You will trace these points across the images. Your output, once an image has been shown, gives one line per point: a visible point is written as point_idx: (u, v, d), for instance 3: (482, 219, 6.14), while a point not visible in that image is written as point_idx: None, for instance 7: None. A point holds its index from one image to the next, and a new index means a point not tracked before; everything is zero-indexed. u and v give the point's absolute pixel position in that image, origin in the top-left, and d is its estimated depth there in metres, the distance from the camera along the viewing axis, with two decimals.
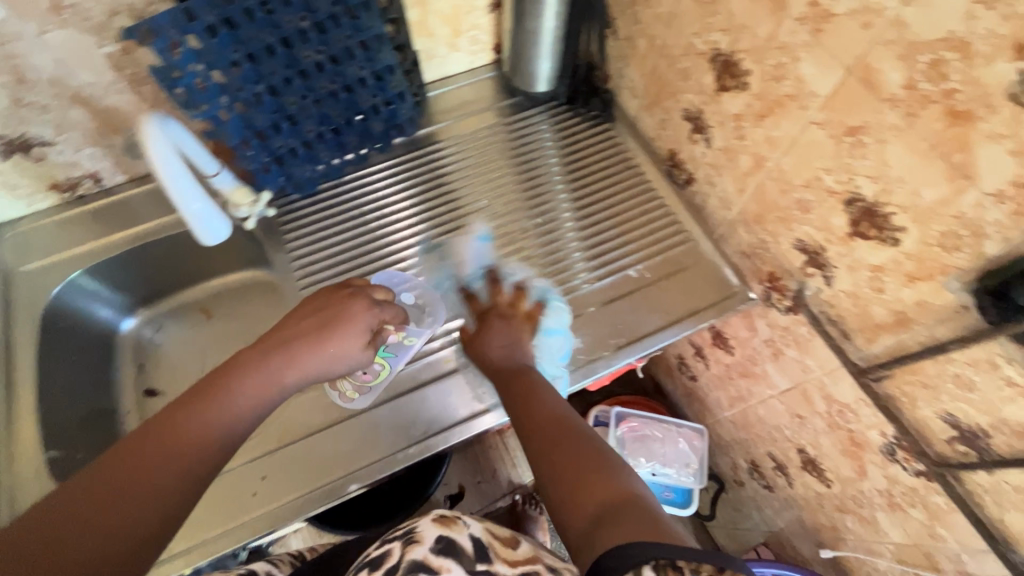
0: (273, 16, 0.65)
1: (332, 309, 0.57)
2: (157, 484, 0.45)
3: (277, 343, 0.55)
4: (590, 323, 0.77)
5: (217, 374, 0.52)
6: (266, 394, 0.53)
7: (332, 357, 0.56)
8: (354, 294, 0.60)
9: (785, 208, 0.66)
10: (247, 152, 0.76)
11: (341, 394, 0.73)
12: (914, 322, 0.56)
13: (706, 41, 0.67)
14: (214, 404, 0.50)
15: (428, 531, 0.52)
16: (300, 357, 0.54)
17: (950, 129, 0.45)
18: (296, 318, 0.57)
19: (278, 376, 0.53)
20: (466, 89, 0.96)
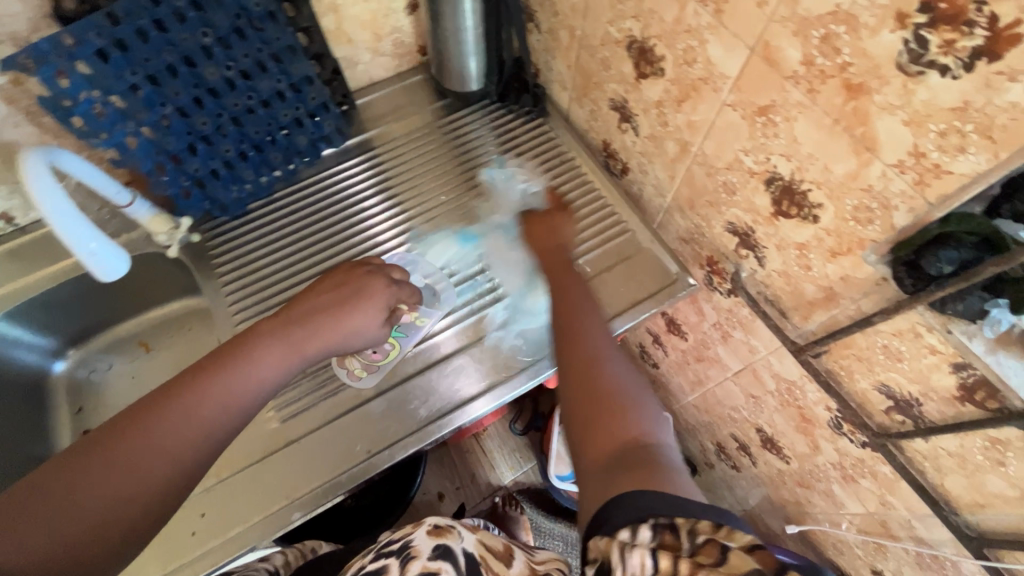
0: (168, 34, 0.62)
1: (354, 284, 0.58)
2: (173, 446, 0.44)
3: (299, 316, 0.55)
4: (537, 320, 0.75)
5: (237, 341, 0.51)
6: (286, 365, 0.52)
7: (350, 333, 0.56)
8: (375, 272, 0.61)
9: (713, 191, 0.66)
10: (163, 178, 0.73)
11: (349, 372, 0.71)
12: (841, 297, 0.56)
13: (620, 29, 0.66)
14: (237, 368, 0.49)
15: (424, 544, 0.60)
16: (321, 330, 0.55)
17: (848, 103, 0.45)
18: (318, 291, 0.57)
19: (297, 347, 0.53)
20: (397, 93, 0.94)
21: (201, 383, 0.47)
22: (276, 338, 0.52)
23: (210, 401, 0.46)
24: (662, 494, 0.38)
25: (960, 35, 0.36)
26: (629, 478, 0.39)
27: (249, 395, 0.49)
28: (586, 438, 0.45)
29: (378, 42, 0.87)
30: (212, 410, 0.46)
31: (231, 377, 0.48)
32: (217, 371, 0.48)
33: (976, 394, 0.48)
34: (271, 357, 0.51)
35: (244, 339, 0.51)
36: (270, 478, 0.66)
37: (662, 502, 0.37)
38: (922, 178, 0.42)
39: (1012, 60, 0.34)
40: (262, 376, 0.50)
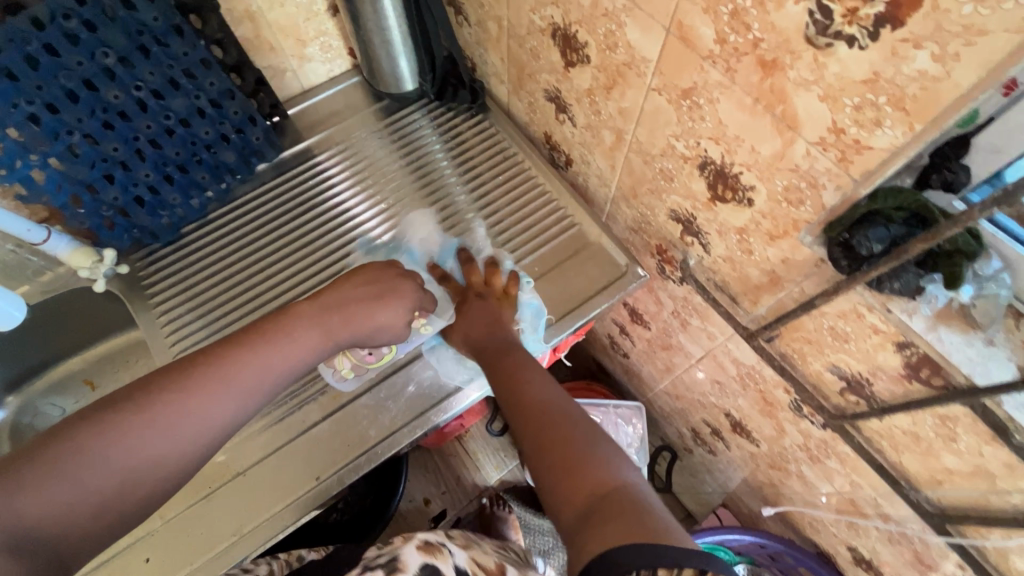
0: (60, 59, 0.58)
1: (387, 281, 0.57)
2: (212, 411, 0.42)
3: (336, 302, 0.53)
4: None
5: (276, 319, 0.49)
6: (314, 353, 0.50)
7: (376, 328, 0.55)
8: (406, 275, 0.59)
9: (652, 179, 0.63)
10: (79, 210, 0.70)
11: (335, 372, 0.68)
12: (785, 280, 0.54)
13: (543, 17, 0.63)
14: (274, 344, 0.47)
15: (413, 557, 0.56)
16: (355, 317, 0.53)
17: (765, 81, 0.42)
18: (352, 283, 0.55)
19: (331, 336, 0.51)
20: (333, 99, 0.90)
21: (234, 360, 0.45)
22: (315, 322, 0.50)
23: (251, 372, 0.45)
24: (651, 543, 0.34)
25: (861, 2, 0.33)
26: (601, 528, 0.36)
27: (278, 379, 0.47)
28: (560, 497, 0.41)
29: (303, 47, 0.84)
30: (252, 382, 0.45)
31: (264, 358, 0.46)
32: (255, 347, 0.46)
33: (921, 371, 0.47)
34: (306, 342, 0.49)
35: (283, 317, 0.50)
36: (216, 514, 0.63)
37: (650, 552, 0.33)
38: (845, 155, 0.40)
39: (914, 25, 0.32)
40: (294, 360, 0.48)
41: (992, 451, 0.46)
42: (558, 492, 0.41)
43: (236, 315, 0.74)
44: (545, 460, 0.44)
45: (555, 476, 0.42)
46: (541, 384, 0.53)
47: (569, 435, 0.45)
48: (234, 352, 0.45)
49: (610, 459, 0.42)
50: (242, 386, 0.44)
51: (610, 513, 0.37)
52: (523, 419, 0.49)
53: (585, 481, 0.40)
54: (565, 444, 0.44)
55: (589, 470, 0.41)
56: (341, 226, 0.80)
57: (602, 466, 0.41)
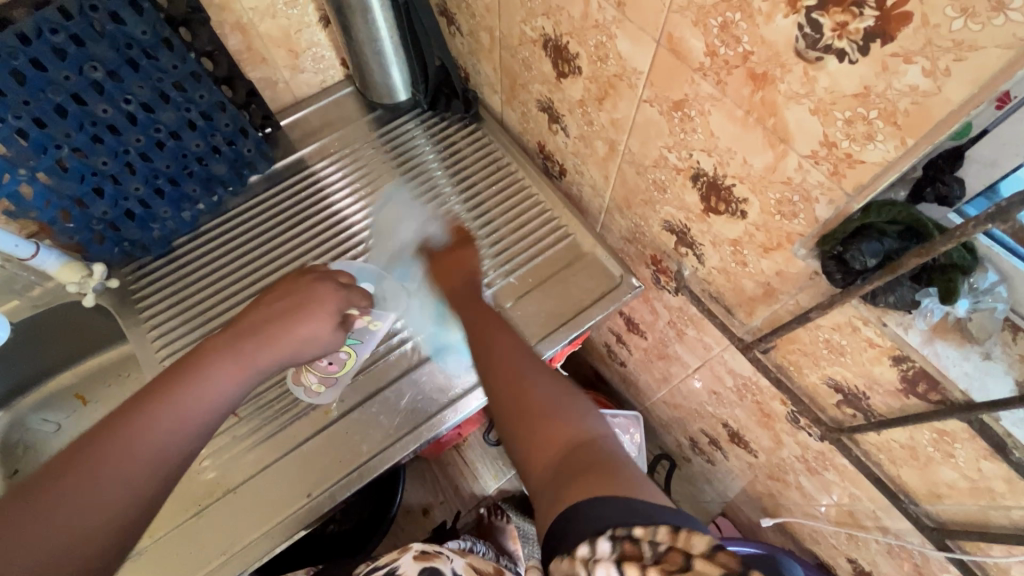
0: (46, 73, 0.58)
1: (301, 291, 0.54)
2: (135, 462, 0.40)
3: (250, 327, 0.50)
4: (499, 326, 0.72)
5: (182, 366, 0.46)
6: (232, 385, 0.47)
7: (306, 338, 0.52)
8: (321, 277, 0.56)
9: (645, 190, 0.63)
10: (68, 225, 0.69)
11: (306, 389, 0.68)
12: (780, 292, 0.54)
13: (534, 28, 0.62)
14: (188, 386, 0.45)
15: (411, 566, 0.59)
16: (276, 336, 0.50)
17: (755, 94, 0.42)
18: (266, 301, 0.53)
19: (246, 362, 0.48)
20: (326, 109, 0.89)
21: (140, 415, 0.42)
22: (225, 356, 0.47)
23: (167, 418, 0.43)
24: (621, 502, 0.33)
25: (851, 17, 0.33)
26: (582, 478, 0.37)
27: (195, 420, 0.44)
28: (536, 448, 0.43)
29: (295, 58, 0.83)
30: (173, 427, 0.43)
31: (180, 397, 0.44)
32: (163, 399, 0.43)
33: (918, 386, 0.46)
34: (220, 376, 0.46)
35: (193, 360, 0.47)
36: (206, 533, 0.62)
37: (625, 512, 0.33)
38: (837, 169, 0.40)
39: (904, 41, 0.31)
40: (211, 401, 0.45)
41: (990, 467, 0.46)
42: (532, 443, 0.43)
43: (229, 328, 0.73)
44: (517, 411, 0.46)
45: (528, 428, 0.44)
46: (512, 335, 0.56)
47: (537, 387, 0.47)
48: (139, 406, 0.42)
49: (579, 412, 0.44)
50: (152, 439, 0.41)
51: (578, 465, 0.39)
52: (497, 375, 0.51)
53: (560, 432, 0.42)
54: (537, 399, 0.46)
55: (558, 421, 0.43)
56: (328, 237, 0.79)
57: (570, 419, 0.43)
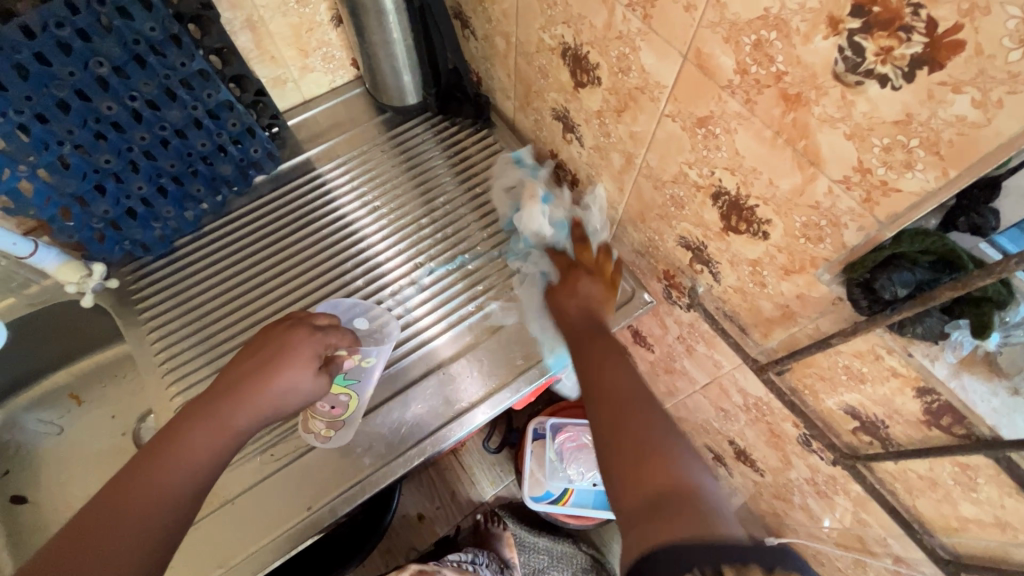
0: (50, 68, 0.56)
1: (275, 342, 0.57)
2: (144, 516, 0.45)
3: (228, 386, 0.54)
4: (504, 339, 0.71)
5: (166, 434, 0.50)
6: (220, 443, 0.51)
7: (285, 389, 0.55)
8: (294, 324, 0.59)
9: (662, 205, 0.62)
10: (68, 223, 0.67)
11: (317, 436, 0.64)
12: (799, 315, 0.52)
13: (553, 36, 0.61)
14: (178, 448, 0.49)
15: None
16: (252, 392, 0.53)
17: (787, 115, 0.41)
18: (244, 356, 0.57)
19: (225, 425, 0.52)
20: (334, 110, 0.88)
21: (124, 487, 0.46)
22: (202, 417, 0.51)
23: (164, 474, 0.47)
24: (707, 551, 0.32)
25: (898, 42, 0.31)
26: (670, 524, 0.35)
27: (183, 483, 0.48)
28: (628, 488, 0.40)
29: (305, 58, 0.81)
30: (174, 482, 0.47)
31: (175, 457, 0.48)
32: (146, 467, 0.47)
33: (942, 419, 0.45)
34: (203, 438, 0.50)
35: (175, 425, 0.51)
36: (202, 544, 0.61)
37: (708, 562, 0.32)
38: (870, 196, 0.39)
39: (954, 69, 0.30)
40: (194, 464, 0.49)
41: (1014, 503, 0.45)
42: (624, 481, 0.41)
43: (230, 332, 0.71)
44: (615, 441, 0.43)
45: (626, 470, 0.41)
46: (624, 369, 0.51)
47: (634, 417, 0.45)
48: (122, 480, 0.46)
49: (685, 458, 0.40)
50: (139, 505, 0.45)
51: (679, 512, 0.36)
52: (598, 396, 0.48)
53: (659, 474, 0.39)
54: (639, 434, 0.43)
55: (664, 464, 0.40)
56: (334, 241, 0.78)
57: (677, 463, 0.40)
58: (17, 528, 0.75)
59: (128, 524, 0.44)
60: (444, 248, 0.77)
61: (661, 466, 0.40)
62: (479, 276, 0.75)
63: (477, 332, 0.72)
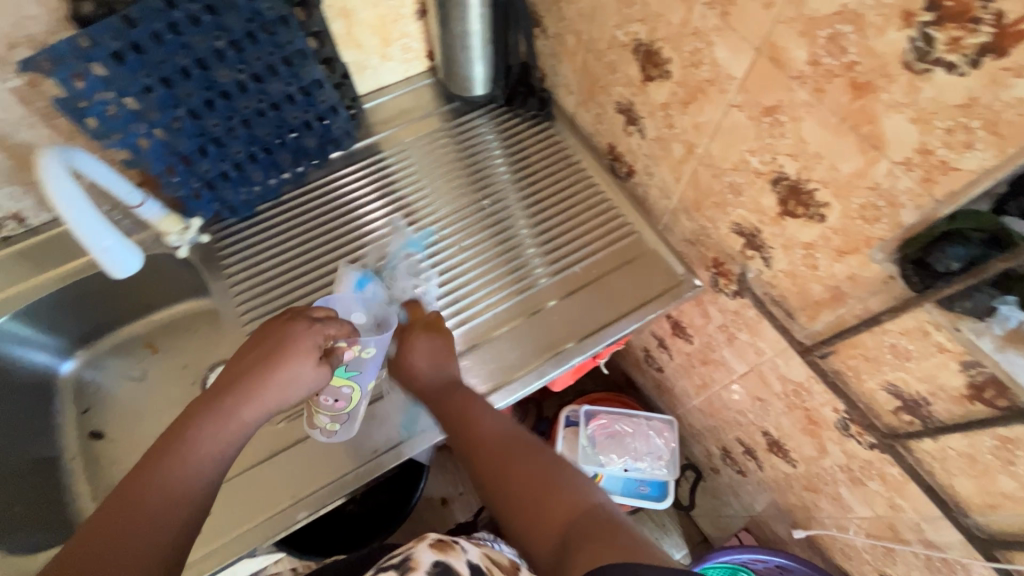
0: (183, 37, 0.64)
1: (277, 335, 0.57)
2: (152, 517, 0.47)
3: (230, 382, 0.55)
4: (541, 323, 0.76)
5: (172, 431, 0.52)
6: (226, 437, 0.53)
7: (287, 382, 0.56)
8: (294, 316, 0.58)
9: (719, 193, 0.66)
10: (173, 179, 0.74)
11: (322, 430, 0.65)
12: (848, 297, 0.56)
13: (627, 33, 0.67)
14: (183, 446, 0.51)
15: (424, 556, 0.52)
16: (254, 389, 0.55)
17: (855, 102, 0.45)
18: (246, 350, 0.58)
19: (231, 417, 0.54)
20: (405, 97, 0.95)
21: (135, 485, 0.48)
22: (207, 414, 0.53)
23: (168, 475, 0.50)
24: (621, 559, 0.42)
25: (967, 32, 0.36)
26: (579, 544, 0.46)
27: (194, 477, 0.51)
28: (535, 530, 0.50)
29: (386, 47, 0.88)
30: (179, 482, 0.50)
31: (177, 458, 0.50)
32: (156, 465, 0.50)
33: (986, 392, 0.49)
34: (208, 433, 0.52)
35: (181, 423, 0.53)
36: (275, 480, 0.65)
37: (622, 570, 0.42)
38: (930, 175, 0.43)
39: (1017, 56, 0.35)
40: (199, 466, 0.51)
41: None
42: (529, 525, 0.51)
43: (292, 297, 0.77)
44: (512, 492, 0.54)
45: (529, 514, 0.52)
46: (491, 414, 0.62)
47: (518, 462, 0.56)
48: (130, 478, 0.49)
49: (570, 490, 0.52)
50: (152, 505, 0.48)
51: (579, 537, 0.46)
52: (479, 449, 0.59)
53: (556, 506, 0.51)
54: (526, 482, 0.54)
55: (555, 495, 0.52)
56: (389, 219, 0.83)
57: (565, 497, 0.51)
58: (94, 460, 0.82)
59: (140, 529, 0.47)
60: (492, 233, 0.82)
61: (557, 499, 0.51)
62: (518, 262, 0.80)
63: (515, 313, 0.76)
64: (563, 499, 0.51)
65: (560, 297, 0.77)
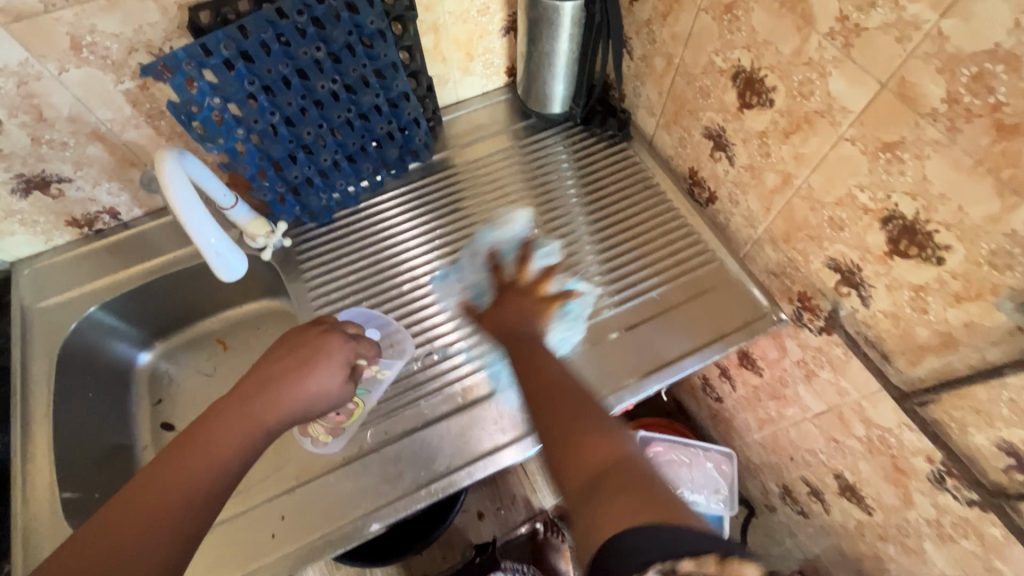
0: (289, 47, 0.66)
1: (308, 347, 0.61)
2: (168, 507, 0.48)
3: (258, 386, 0.57)
4: (604, 354, 0.75)
5: (192, 428, 0.53)
6: (251, 436, 0.54)
7: (314, 395, 0.58)
8: (329, 330, 0.63)
9: (815, 226, 0.64)
10: (263, 183, 0.76)
11: (313, 440, 0.70)
12: (961, 344, 0.54)
13: (727, 59, 0.66)
14: (204, 440, 0.52)
15: None
16: (280, 397, 0.57)
17: (996, 144, 0.43)
18: (272, 359, 0.59)
19: (260, 418, 0.55)
20: (481, 111, 0.95)
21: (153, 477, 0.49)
22: (233, 413, 0.55)
23: (188, 467, 0.50)
24: (660, 526, 0.38)
25: None
26: (610, 499, 0.42)
27: (210, 471, 0.51)
28: (572, 466, 0.47)
29: (469, 61, 0.89)
30: (198, 473, 0.50)
31: (199, 451, 0.51)
32: (176, 458, 0.50)
33: None
34: (231, 427, 0.54)
35: (202, 420, 0.54)
36: (346, 490, 0.66)
37: (663, 538, 0.37)
38: None
39: None
40: (219, 458, 0.52)
41: None
42: (566, 461, 0.48)
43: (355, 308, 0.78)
44: (554, 430, 0.51)
45: (566, 451, 0.49)
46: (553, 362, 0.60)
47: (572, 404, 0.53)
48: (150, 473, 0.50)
49: (610, 434, 0.49)
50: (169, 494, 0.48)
51: (612, 487, 0.43)
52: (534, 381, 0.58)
53: (596, 451, 0.47)
54: (573, 422, 0.51)
55: (595, 442, 0.48)
56: (462, 233, 0.83)
57: (610, 440, 0.48)
58: None
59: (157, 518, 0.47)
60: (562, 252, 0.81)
61: (602, 444, 0.47)
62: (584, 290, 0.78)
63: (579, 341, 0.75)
64: (607, 447, 0.47)
65: (630, 325, 0.76)
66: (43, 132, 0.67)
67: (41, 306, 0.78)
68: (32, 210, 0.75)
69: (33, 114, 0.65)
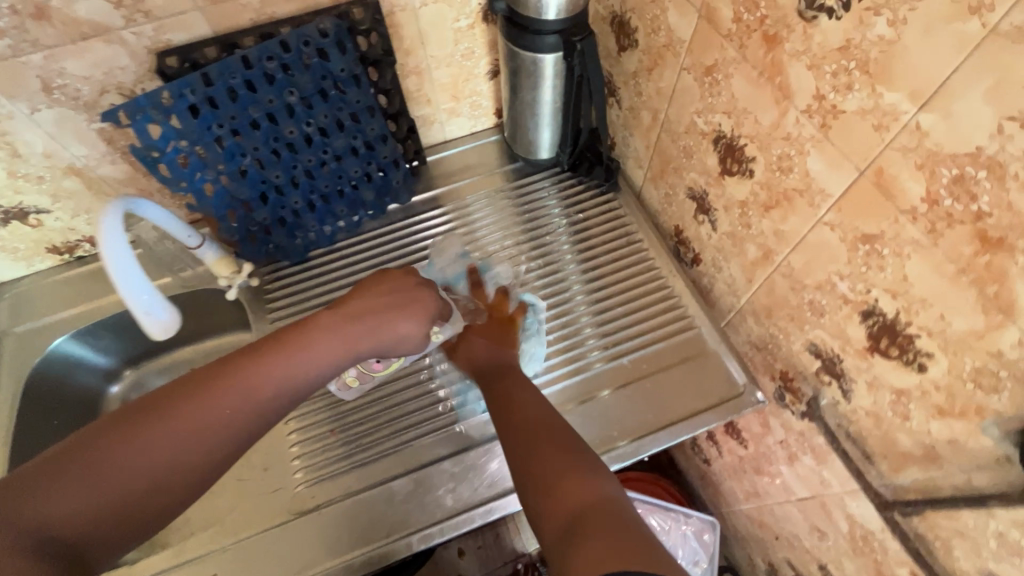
0: (255, 94, 0.65)
1: (410, 292, 0.56)
2: (240, 404, 0.44)
3: (361, 311, 0.53)
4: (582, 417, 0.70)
5: (295, 327, 0.49)
6: (335, 362, 0.50)
7: (404, 338, 0.55)
8: (425, 285, 0.59)
9: (796, 306, 0.59)
10: (232, 224, 0.75)
11: (340, 381, 0.69)
12: (945, 461, 0.48)
13: (708, 121, 0.61)
14: (297, 352, 0.48)
15: None
16: (377, 332, 0.53)
17: (980, 256, 0.38)
18: (379, 288, 0.55)
19: (353, 343, 0.51)
20: (469, 152, 0.93)
21: (241, 368, 0.45)
22: (333, 331, 0.50)
23: (273, 376, 0.46)
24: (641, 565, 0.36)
25: None
26: (587, 541, 0.39)
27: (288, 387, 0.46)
28: (548, 509, 0.44)
29: (456, 103, 0.87)
30: (277, 386, 0.46)
31: (288, 361, 0.47)
32: (267, 356, 0.46)
33: None
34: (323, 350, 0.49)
35: (305, 328, 0.49)
36: (282, 550, 0.63)
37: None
38: None
39: None
40: (304, 373, 0.47)
41: None
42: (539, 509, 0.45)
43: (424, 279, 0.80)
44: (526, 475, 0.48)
45: (541, 492, 0.45)
46: (533, 404, 0.56)
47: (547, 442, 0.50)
48: (246, 357, 0.46)
49: (589, 474, 0.46)
50: (257, 396, 0.45)
51: (588, 527, 0.40)
52: (512, 422, 0.54)
53: (575, 492, 0.44)
54: (551, 461, 0.47)
55: (572, 483, 0.45)
56: None
57: (590, 480, 0.45)
58: None
59: (229, 407, 0.43)
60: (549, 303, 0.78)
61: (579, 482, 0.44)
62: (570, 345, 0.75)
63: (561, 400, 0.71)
64: (585, 488, 0.44)
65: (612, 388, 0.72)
66: (18, 166, 0.68)
67: (16, 331, 0.79)
68: (12, 237, 0.76)
69: (7, 149, 0.66)
